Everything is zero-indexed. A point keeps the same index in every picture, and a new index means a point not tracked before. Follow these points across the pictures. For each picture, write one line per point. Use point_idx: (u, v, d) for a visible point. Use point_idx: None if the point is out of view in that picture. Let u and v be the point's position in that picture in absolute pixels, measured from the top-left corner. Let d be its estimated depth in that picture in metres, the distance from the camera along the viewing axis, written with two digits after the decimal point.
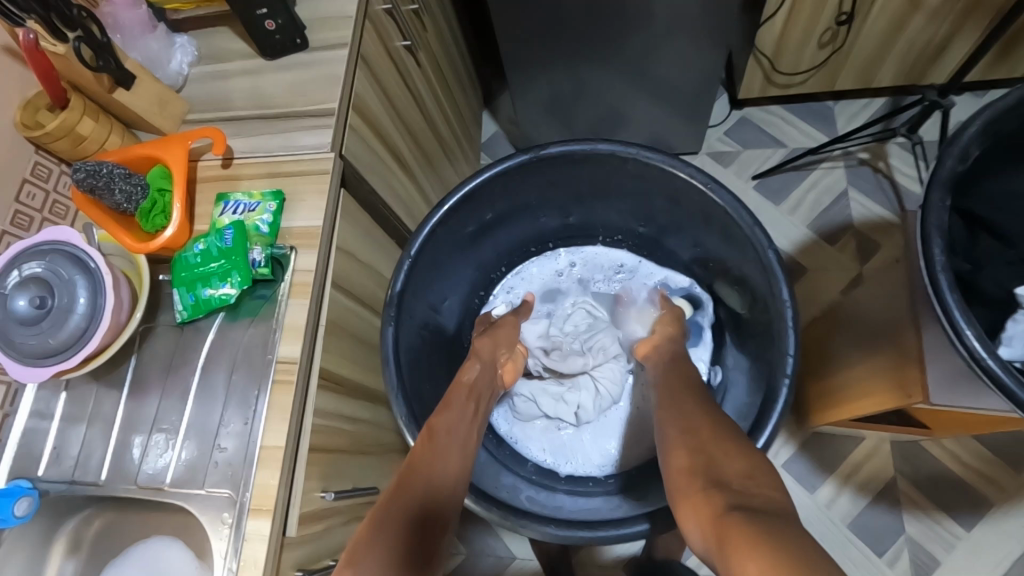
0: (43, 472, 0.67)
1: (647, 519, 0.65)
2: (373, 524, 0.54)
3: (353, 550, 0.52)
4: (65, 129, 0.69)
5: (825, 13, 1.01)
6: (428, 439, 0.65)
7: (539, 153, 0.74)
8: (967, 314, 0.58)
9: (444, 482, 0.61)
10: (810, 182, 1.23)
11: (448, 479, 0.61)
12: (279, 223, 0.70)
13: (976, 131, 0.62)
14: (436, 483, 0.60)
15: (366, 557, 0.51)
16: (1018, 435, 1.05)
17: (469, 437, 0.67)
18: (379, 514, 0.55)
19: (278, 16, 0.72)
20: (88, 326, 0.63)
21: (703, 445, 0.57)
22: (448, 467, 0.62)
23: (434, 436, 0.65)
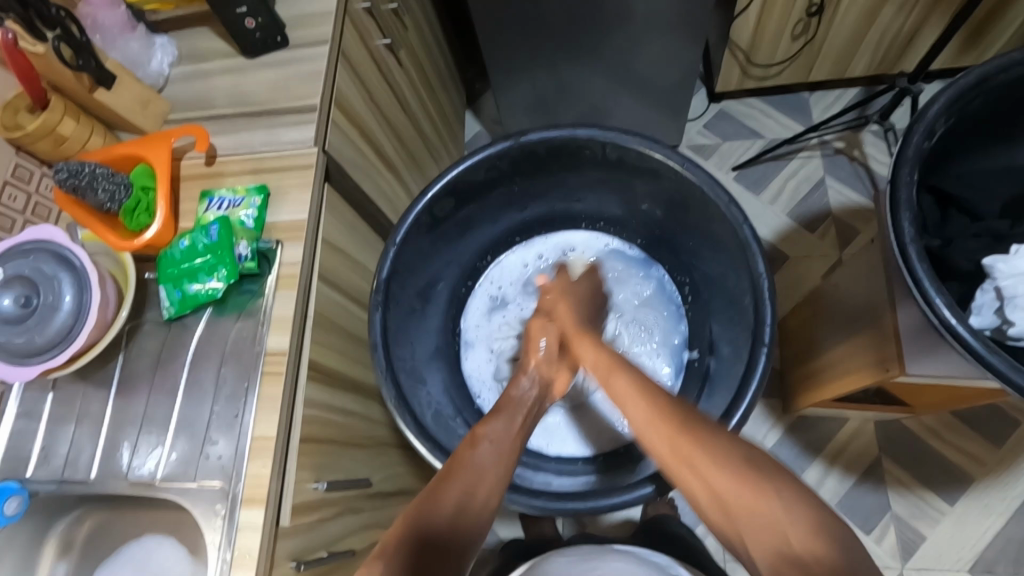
0: (32, 472, 0.67)
1: (649, 483, 0.66)
2: (395, 540, 0.54)
3: (369, 564, 0.52)
4: (46, 129, 0.69)
5: (796, 5, 1.04)
6: (466, 453, 0.64)
7: (519, 140, 0.76)
8: (937, 283, 0.60)
9: (469, 502, 0.59)
10: (788, 170, 1.25)
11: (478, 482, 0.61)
12: (265, 217, 0.71)
13: (941, 109, 0.64)
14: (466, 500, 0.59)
15: (375, 572, 0.51)
16: (996, 411, 1.07)
17: (510, 455, 0.65)
18: (398, 535, 0.54)
19: (258, 14, 0.73)
20: (75, 323, 0.63)
21: (668, 450, 0.55)
22: (483, 485, 0.61)
23: (475, 447, 0.65)
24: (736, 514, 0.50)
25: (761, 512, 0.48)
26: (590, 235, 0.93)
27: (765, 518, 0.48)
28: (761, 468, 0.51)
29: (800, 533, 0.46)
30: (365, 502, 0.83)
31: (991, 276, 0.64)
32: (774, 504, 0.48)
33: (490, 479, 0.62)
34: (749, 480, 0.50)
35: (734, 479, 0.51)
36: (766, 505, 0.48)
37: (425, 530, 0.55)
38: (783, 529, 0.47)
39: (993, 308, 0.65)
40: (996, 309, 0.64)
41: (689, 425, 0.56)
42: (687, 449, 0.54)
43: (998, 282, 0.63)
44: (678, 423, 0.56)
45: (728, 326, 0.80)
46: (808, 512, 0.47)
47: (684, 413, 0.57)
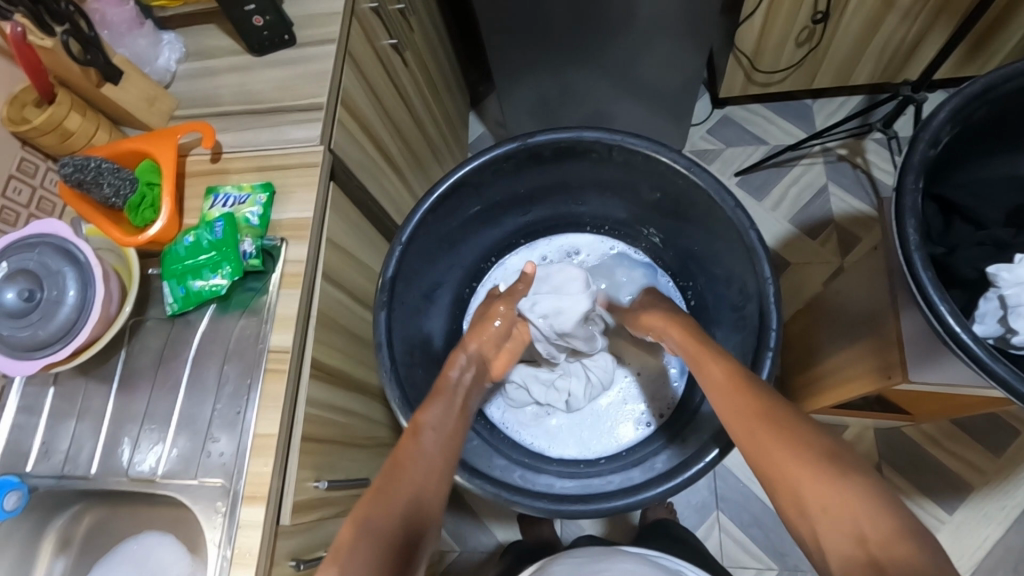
0: (32, 467, 0.67)
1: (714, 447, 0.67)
2: (349, 541, 0.55)
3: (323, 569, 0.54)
4: (52, 123, 0.69)
5: (802, 12, 1.04)
6: (410, 442, 0.65)
7: (526, 142, 0.76)
8: (941, 291, 0.60)
9: (422, 495, 0.61)
10: (790, 177, 1.25)
11: (427, 480, 0.62)
12: (269, 215, 0.71)
13: (946, 118, 0.64)
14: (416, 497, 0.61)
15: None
16: (996, 419, 1.07)
17: (454, 437, 0.67)
18: (354, 539, 0.55)
19: (266, 13, 0.73)
20: (78, 318, 0.63)
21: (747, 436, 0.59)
22: (430, 481, 0.63)
23: (415, 436, 0.66)
24: (812, 514, 0.51)
25: (833, 507, 0.50)
26: (593, 238, 0.93)
27: (841, 507, 0.49)
28: (843, 460, 0.53)
29: (879, 535, 0.46)
30: None
31: (995, 285, 0.65)
32: (853, 500, 0.49)
33: (434, 471, 0.63)
34: (832, 480, 0.51)
35: (811, 468, 0.53)
36: (840, 496, 0.50)
37: (374, 536, 0.56)
38: (860, 523, 0.48)
39: (996, 316, 0.65)
40: (999, 317, 0.65)
41: (778, 412, 0.59)
42: (765, 436, 0.58)
43: (1003, 291, 0.63)
44: (774, 420, 0.58)
45: (731, 328, 0.80)
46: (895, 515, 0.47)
47: (784, 414, 0.59)
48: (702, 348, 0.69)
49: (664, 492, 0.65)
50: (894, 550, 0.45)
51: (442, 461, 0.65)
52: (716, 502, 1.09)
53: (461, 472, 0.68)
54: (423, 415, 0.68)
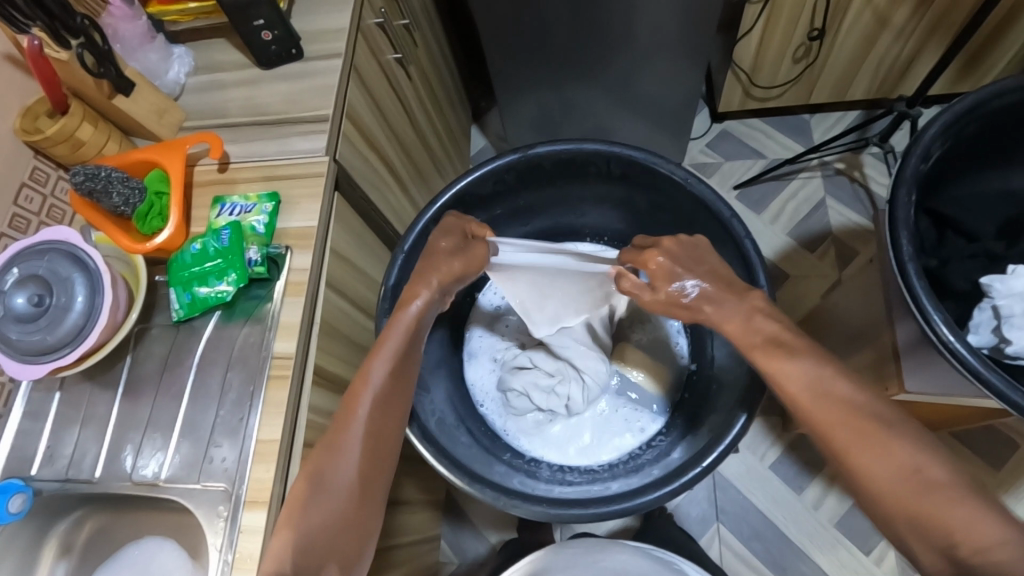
0: (37, 472, 0.68)
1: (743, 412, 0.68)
2: (302, 501, 0.57)
3: (280, 532, 0.56)
4: (65, 134, 0.70)
5: (797, 29, 1.06)
6: (357, 391, 0.63)
7: (526, 154, 0.77)
8: (936, 301, 0.61)
9: (372, 449, 0.62)
10: (789, 191, 1.27)
11: (374, 424, 0.62)
12: (275, 224, 0.72)
13: (938, 131, 0.65)
14: (368, 448, 0.62)
15: (289, 539, 0.56)
16: (996, 433, 1.08)
17: (400, 386, 0.65)
18: (307, 501, 0.57)
19: (274, 28, 0.75)
20: (86, 324, 0.64)
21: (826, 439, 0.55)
22: (382, 434, 0.63)
23: (365, 378, 0.64)
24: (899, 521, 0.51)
25: (937, 523, 0.49)
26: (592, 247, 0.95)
27: (941, 524, 0.49)
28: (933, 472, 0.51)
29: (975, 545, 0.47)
30: None
31: (989, 295, 0.66)
32: (955, 514, 0.49)
33: (389, 420, 0.64)
34: (918, 490, 0.51)
35: (899, 480, 0.51)
36: (946, 512, 0.49)
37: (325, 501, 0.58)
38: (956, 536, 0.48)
39: (990, 327, 0.66)
40: (993, 327, 0.66)
41: (859, 414, 0.55)
42: (852, 445, 0.54)
43: (996, 301, 0.65)
44: (852, 418, 0.55)
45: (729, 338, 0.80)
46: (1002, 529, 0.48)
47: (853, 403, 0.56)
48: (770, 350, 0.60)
49: (663, 495, 0.66)
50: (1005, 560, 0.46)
51: (390, 418, 0.64)
52: (715, 513, 1.09)
53: (461, 477, 0.68)
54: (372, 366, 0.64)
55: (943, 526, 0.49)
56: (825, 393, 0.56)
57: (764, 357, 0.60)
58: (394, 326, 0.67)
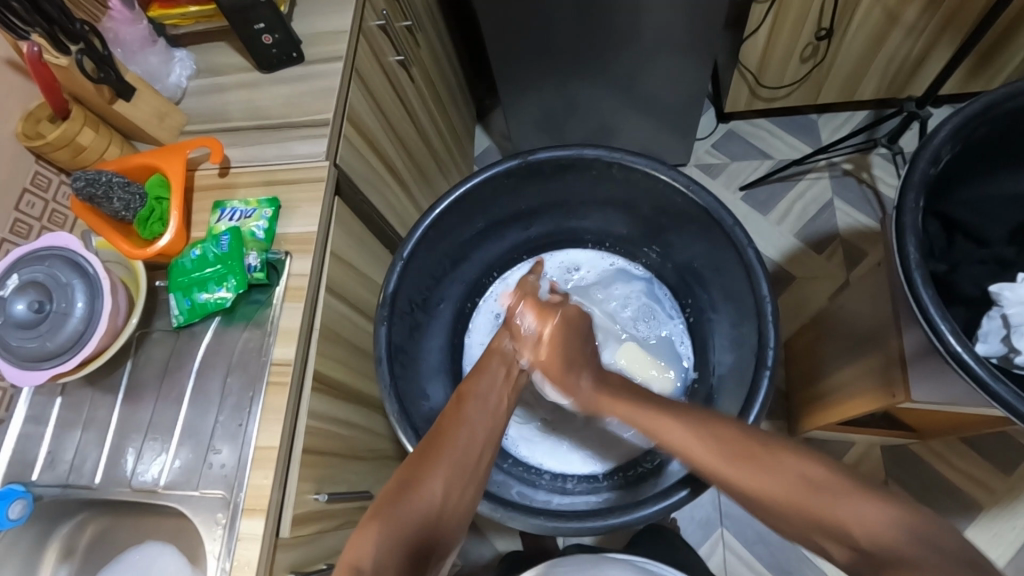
0: (38, 476, 0.68)
1: (685, 486, 0.65)
2: (390, 503, 0.60)
3: (364, 526, 0.59)
4: (66, 139, 0.70)
5: (805, 29, 1.05)
6: (456, 411, 0.70)
7: (527, 159, 0.77)
8: (943, 310, 0.60)
9: (466, 465, 0.65)
10: (795, 192, 1.25)
11: (472, 441, 0.67)
12: (275, 229, 0.72)
13: (947, 136, 0.64)
14: (458, 461, 0.65)
15: (372, 536, 0.57)
16: (1005, 437, 1.06)
17: (497, 415, 0.71)
18: (397, 505, 0.60)
19: (275, 31, 0.75)
20: (86, 329, 0.64)
21: (713, 468, 0.61)
22: (476, 438, 0.68)
23: (463, 405, 0.70)
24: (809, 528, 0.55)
25: (839, 517, 0.53)
26: (594, 255, 0.94)
27: (840, 519, 0.53)
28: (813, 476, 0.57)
29: (867, 531, 0.52)
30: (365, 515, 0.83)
31: (998, 303, 0.64)
32: (860, 505, 0.53)
33: (479, 432, 0.68)
34: (807, 491, 0.56)
35: (787, 487, 0.57)
36: (841, 505, 0.54)
37: (416, 509, 0.60)
38: (850, 528, 0.52)
39: (999, 335, 0.65)
40: (1003, 336, 0.64)
41: (741, 438, 0.61)
42: (731, 470, 0.60)
43: (1005, 309, 0.63)
44: (729, 452, 0.60)
45: (732, 345, 0.79)
46: (887, 509, 0.52)
47: (737, 436, 0.62)
48: (630, 406, 0.70)
49: (660, 510, 0.65)
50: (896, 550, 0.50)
51: (482, 441, 0.68)
52: (720, 518, 1.08)
53: None
54: (468, 407, 0.70)
55: (842, 524, 0.53)
56: (707, 435, 0.62)
57: (647, 418, 0.67)
58: (483, 369, 0.75)
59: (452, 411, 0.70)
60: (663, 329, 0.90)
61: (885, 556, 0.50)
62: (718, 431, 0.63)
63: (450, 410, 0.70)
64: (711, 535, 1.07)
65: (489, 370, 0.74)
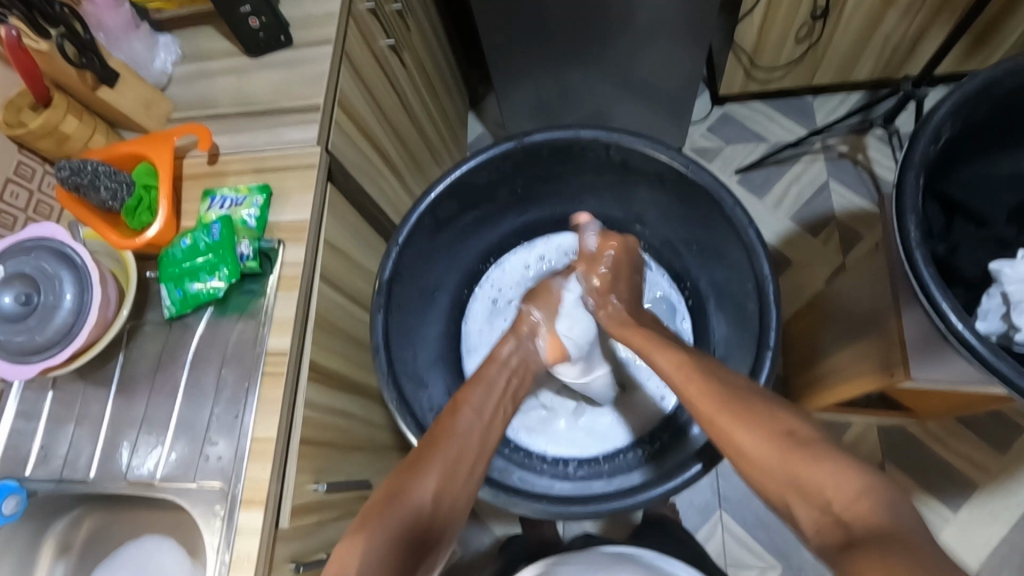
0: (31, 472, 0.67)
1: (701, 459, 0.66)
2: (378, 510, 0.57)
3: (353, 534, 0.55)
4: (49, 127, 0.69)
5: (800, 9, 1.03)
6: (450, 418, 0.67)
7: (522, 142, 0.75)
8: (944, 288, 0.60)
9: (460, 462, 0.63)
10: (791, 175, 1.25)
11: (464, 444, 0.65)
12: (267, 217, 0.70)
13: (948, 114, 0.63)
14: (452, 461, 0.63)
15: (362, 543, 0.53)
16: (1000, 417, 1.07)
17: (492, 422, 0.69)
18: (387, 508, 0.57)
19: (262, 14, 0.73)
20: (76, 322, 0.63)
21: (711, 418, 0.60)
22: (468, 451, 0.64)
23: (457, 415, 0.67)
24: (784, 490, 0.52)
25: (810, 482, 0.50)
26: None
27: (812, 484, 0.50)
28: (801, 436, 0.54)
29: (844, 498, 0.47)
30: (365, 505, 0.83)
31: (997, 281, 0.64)
32: (844, 474, 0.49)
33: (473, 438, 0.65)
34: (792, 454, 0.52)
35: (774, 445, 0.54)
36: (819, 470, 0.50)
37: (403, 506, 0.57)
38: (827, 493, 0.48)
39: (1000, 313, 0.64)
40: (1002, 313, 0.64)
41: (735, 392, 0.60)
42: (727, 420, 0.58)
43: (1005, 287, 0.63)
44: (724, 400, 0.60)
45: (733, 329, 0.79)
46: (860, 478, 0.48)
47: (731, 391, 0.61)
48: (647, 338, 0.72)
49: (662, 493, 0.65)
50: (865, 517, 0.45)
51: (473, 449, 0.65)
52: (719, 502, 1.08)
53: None
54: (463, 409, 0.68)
55: (812, 482, 0.50)
56: (705, 379, 0.63)
57: (661, 357, 0.68)
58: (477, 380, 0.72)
59: (446, 417, 0.67)
60: (658, 290, 0.89)
61: (858, 524, 0.45)
62: (721, 384, 0.62)
63: (444, 416, 0.68)
64: (710, 519, 1.07)
65: (488, 380, 0.72)
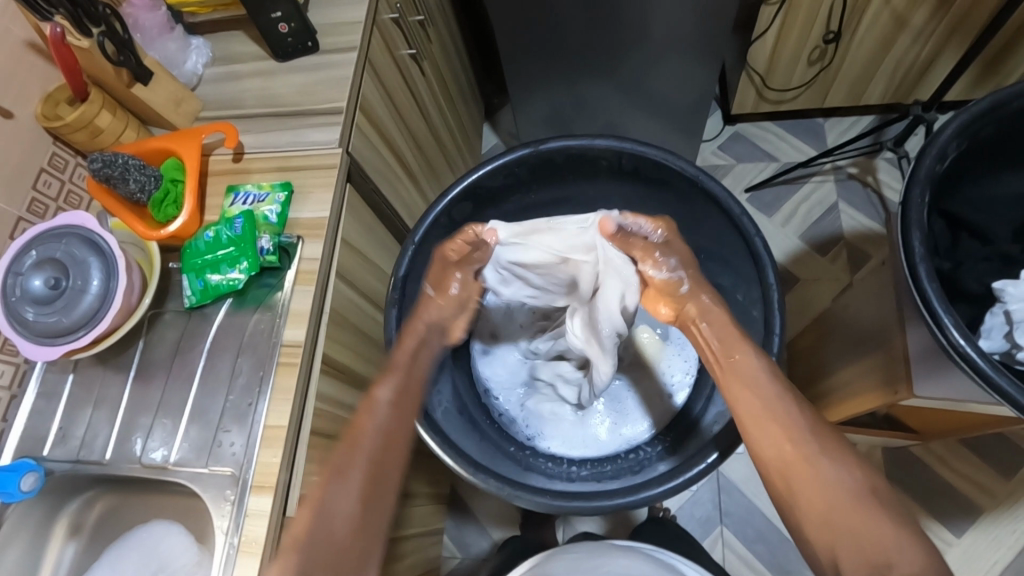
0: (49, 452, 0.69)
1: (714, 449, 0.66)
2: (309, 529, 0.57)
3: (283, 556, 0.56)
4: (84, 121, 0.71)
5: (813, 31, 1.06)
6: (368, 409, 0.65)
7: (537, 148, 0.77)
8: (947, 303, 0.61)
9: (382, 471, 0.62)
10: (801, 193, 1.26)
11: (388, 455, 0.63)
12: (287, 214, 0.73)
13: (953, 133, 0.65)
14: (374, 469, 0.62)
15: (287, 567, 0.55)
16: (1007, 442, 1.07)
17: (410, 404, 0.67)
18: (313, 530, 0.57)
19: (291, 20, 0.76)
20: (100, 307, 0.65)
21: (787, 465, 0.58)
22: (388, 454, 0.63)
23: (371, 408, 0.65)
24: (840, 536, 0.54)
25: (868, 537, 0.52)
26: None
27: (870, 540, 0.52)
28: (876, 491, 0.55)
29: (913, 563, 0.50)
30: None
31: (1001, 299, 0.65)
32: (893, 535, 0.52)
33: (395, 438, 0.64)
34: (860, 508, 0.54)
35: (847, 497, 0.55)
36: (879, 530, 0.53)
37: (327, 519, 0.58)
38: (891, 556, 0.51)
39: (1003, 332, 0.66)
40: (1005, 332, 0.65)
41: (816, 432, 0.59)
42: (806, 467, 0.57)
43: (1008, 305, 0.64)
44: (808, 438, 0.59)
45: None
46: (922, 547, 0.51)
47: (812, 426, 0.60)
48: (739, 345, 0.66)
49: (665, 492, 0.65)
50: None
51: (396, 444, 0.64)
52: (720, 516, 1.09)
53: (464, 465, 0.68)
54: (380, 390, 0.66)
55: (882, 544, 0.52)
56: (787, 416, 0.60)
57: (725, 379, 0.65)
58: (398, 363, 0.69)
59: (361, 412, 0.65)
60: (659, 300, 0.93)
61: None
62: (806, 421, 0.60)
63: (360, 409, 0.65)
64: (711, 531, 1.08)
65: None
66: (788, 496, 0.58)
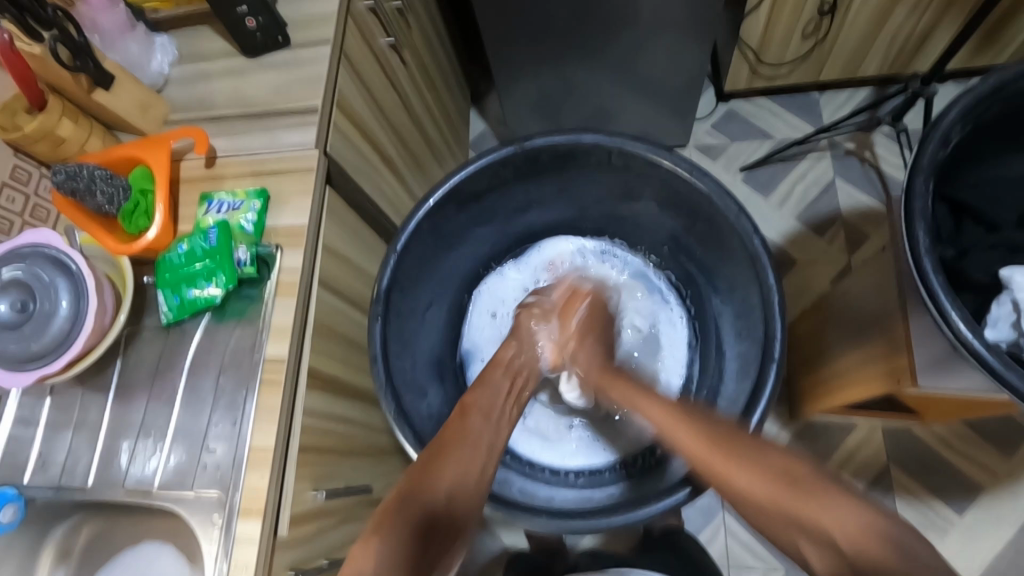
0: (29, 480, 0.66)
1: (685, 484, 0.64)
2: (394, 514, 0.59)
3: (366, 542, 0.56)
4: (44, 131, 0.68)
5: (808, 5, 1.01)
6: (459, 424, 0.68)
7: (523, 146, 0.74)
8: (953, 297, 0.59)
9: (468, 474, 0.64)
10: (797, 172, 1.23)
11: (472, 464, 0.65)
12: (264, 222, 0.70)
13: (958, 116, 0.62)
14: (461, 477, 0.63)
15: (375, 551, 0.55)
16: (1009, 419, 1.06)
17: (500, 423, 0.71)
18: (402, 510, 0.59)
19: (259, 15, 0.72)
20: (72, 329, 0.62)
21: (704, 462, 0.60)
22: (478, 459, 0.66)
23: (467, 420, 0.69)
24: (785, 525, 0.55)
25: (813, 522, 0.53)
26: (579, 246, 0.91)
27: (814, 522, 0.53)
28: (799, 478, 0.56)
29: (848, 534, 0.51)
30: (365, 509, 0.83)
31: (1008, 289, 0.63)
32: (842, 513, 0.52)
33: (480, 446, 0.67)
34: (792, 495, 0.55)
35: (772, 487, 0.56)
36: (824, 508, 0.53)
37: (418, 504, 0.60)
38: (830, 531, 0.52)
39: (1009, 321, 0.63)
40: (1013, 322, 0.63)
41: (725, 436, 0.61)
42: (721, 463, 0.59)
43: (1016, 295, 0.62)
44: (719, 442, 0.60)
45: (736, 336, 0.78)
46: (861, 513, 0.52)
47: (718, 431, 0.61)
48: (624, 386, 0.71)
49: (664, 507, 0.64)
50: (876, 558, 0.49)
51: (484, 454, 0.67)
52: (721, 504, 1.08)
53: None
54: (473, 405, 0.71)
55: (820, 523, 0.53)
56: (693, 423, 0.63)
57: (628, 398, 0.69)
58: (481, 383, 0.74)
59: (456, 421, 0.69)
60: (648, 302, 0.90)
61: (865, 562, 0.50)
62: (710, 427, 0.62)
63: (452, 421, 0.69)
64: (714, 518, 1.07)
65: (491, 383, 0.73)
66: (724, 492, 0.59)
